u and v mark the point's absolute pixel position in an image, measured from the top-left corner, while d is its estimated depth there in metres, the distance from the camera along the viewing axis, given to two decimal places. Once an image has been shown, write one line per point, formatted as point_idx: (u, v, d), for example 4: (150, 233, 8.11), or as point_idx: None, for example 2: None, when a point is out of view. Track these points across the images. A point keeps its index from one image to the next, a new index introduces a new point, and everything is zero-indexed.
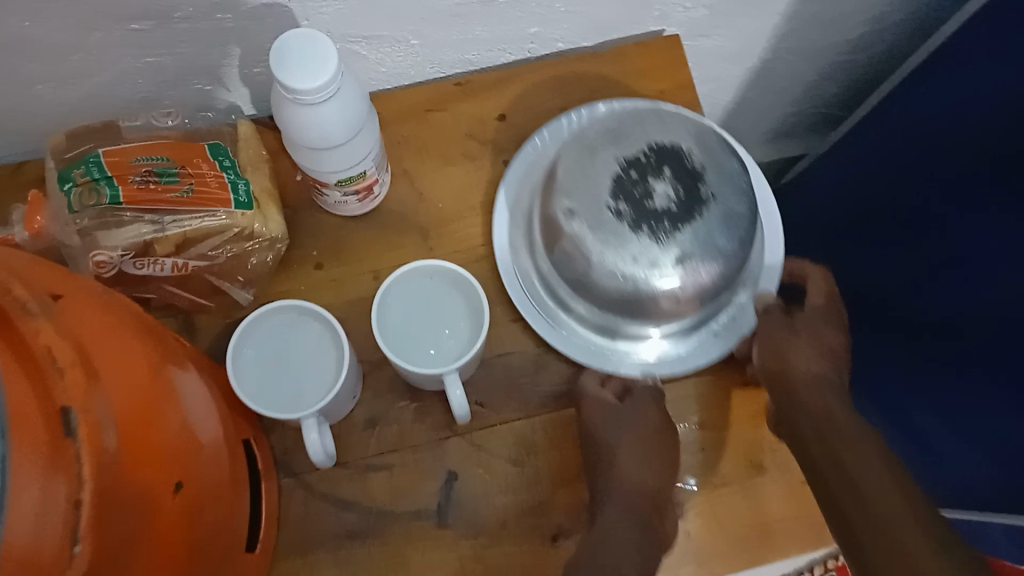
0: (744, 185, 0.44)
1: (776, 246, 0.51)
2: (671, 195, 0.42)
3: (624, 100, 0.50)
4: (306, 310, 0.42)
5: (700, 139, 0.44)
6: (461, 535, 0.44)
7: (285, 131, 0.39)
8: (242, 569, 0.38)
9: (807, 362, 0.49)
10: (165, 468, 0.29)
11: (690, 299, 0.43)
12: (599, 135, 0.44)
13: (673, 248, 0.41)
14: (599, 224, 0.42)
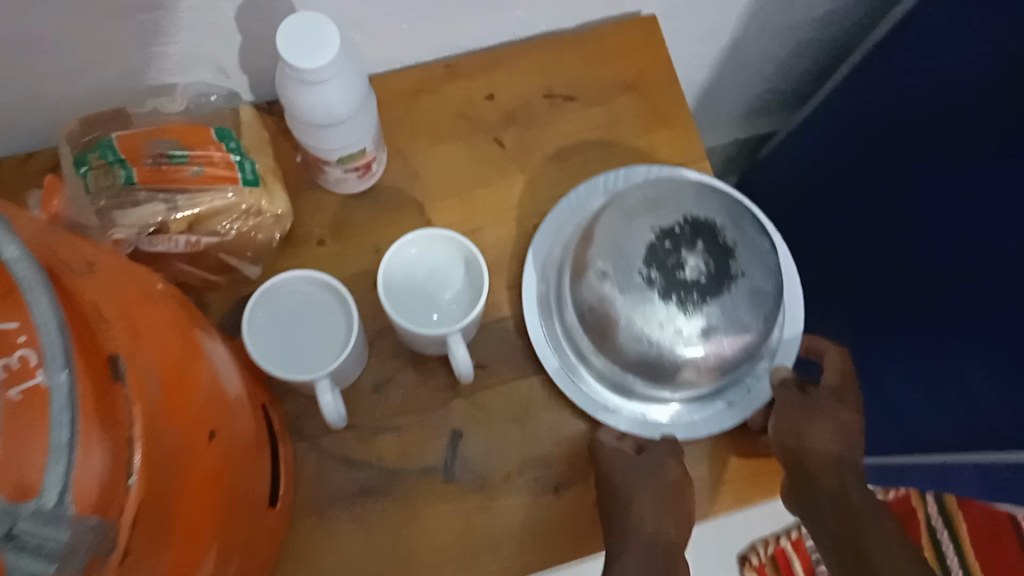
0: (773, 265, 0.45)
1: (797, 321, 0.52)
2: (701, 268, 0.43)
3: (657, 170, 0.51)
4: (316, 279, 0.44)
5: (733, 215, 0.45)
6: (468, 488, 0.47)
7: (289, 109, 0.42)
8: (262, 525, 0.41)
9: (826, 439, 0.48)
10: (192, 421, 0.32)
11: (711, 369, 0.44)
12: (637, 202, 0.45)
13: (698, 320, 0.43)
14: (631, 289, 0.43)
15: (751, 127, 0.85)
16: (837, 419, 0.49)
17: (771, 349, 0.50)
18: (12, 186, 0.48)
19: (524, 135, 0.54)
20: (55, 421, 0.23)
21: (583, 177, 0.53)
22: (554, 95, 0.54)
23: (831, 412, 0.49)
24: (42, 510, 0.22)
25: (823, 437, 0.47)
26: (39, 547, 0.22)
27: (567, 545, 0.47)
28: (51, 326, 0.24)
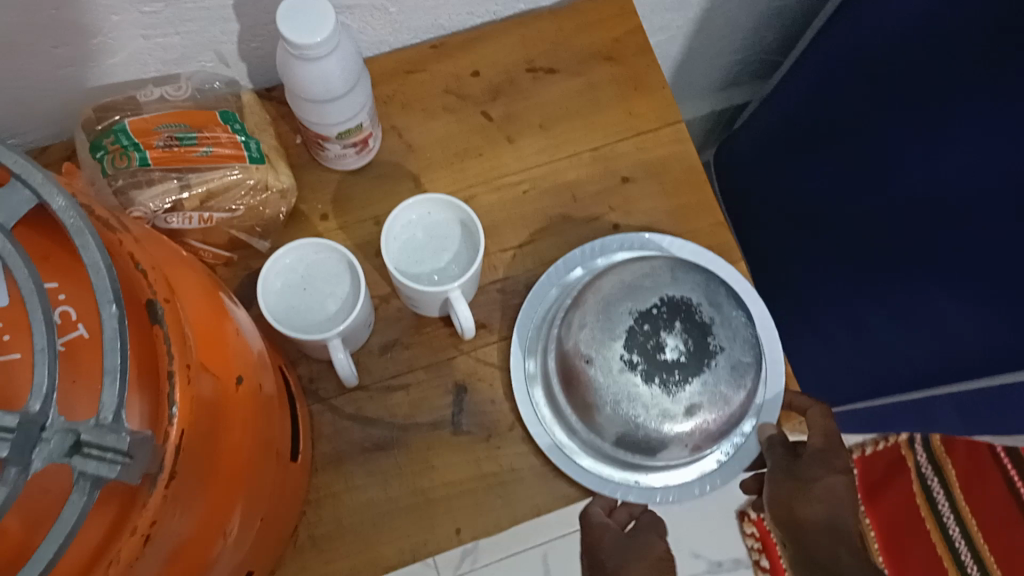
0: (750, 336, 0.47)
1: (777, 376, 0.52)
2: (680, 348, 0.45)
3: (629, 241, 0.53)
4: (325, 245, 0.47)
5: (709, 289, 0.47)
6: (476, 438, 0.50)
7: (290, 86, 0.45)
8: (285, 477, 0.44)
9: (824, 516, 0.46)
10: (221, 370, 0.35)
11: (702, 442, 0.46)
12: (616, 286, 0.47)
13: (682, 399, 0.44)
14: (612, 373, 0.45)
15: (728, 99, 0.89)
16: (835, 497, 0.47)
17: (755, 406, 0.51)
18: None
19: (510, 107, 0.57)
20: (108, 348, 0.26)
21: (568, 144, 0.56)
22: (536, 68, 0.57)
23: (822, 480, 0.47)
24: (101, 424, 0.26)
25: (815, 507, 0.46)
26: (102, 452, 0.26)
27: (571, 486, 0.50)
28: (99, 267, 0.27)
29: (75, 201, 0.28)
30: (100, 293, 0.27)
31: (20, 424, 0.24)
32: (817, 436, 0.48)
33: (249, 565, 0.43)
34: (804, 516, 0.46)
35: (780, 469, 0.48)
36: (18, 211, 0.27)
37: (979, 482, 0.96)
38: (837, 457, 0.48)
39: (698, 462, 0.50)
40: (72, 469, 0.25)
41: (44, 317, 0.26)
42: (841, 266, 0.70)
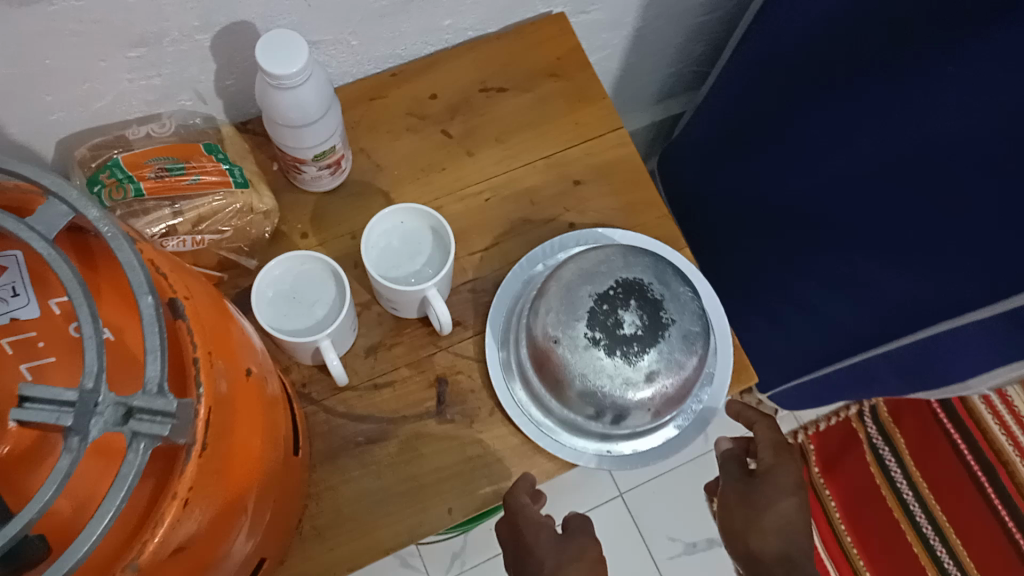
0: (698, 307, 0.52)
1: (726, 343, 0.58)
2: (637, 322, 0.50)
3: (586, 236, 0.59)
4: (309, 257, 0.52)
5: (658, 270, 0.52)
6: (460, 425, 0.55)
7: (269, 114, 0.50)
8: (289, 469, 0.48)
9: (767, 540, 0.50)
10: (234, 362, 0.40)
11: (662, 406, 0.51)
12: (575, 273, 0.52)
13: (642, 367, 0.49)
14: (578, 350, 0.50)
15: (666, 110, 0.96)
16: (775, 509, 0.51)
17: (707, 374, 0.56)
18: None
19: (467, 124, 0.62)
20: (148, 330, 0.31)
21: (523, 154, 0.62)
22: (488, 88, 0.63)
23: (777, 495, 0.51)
24: (148, 392, 0.30)
25: (770, 541, 0.49)
26: (154, 411, 0.30)
27: (551, 462, 0.55)
28: (135, 264, 0.32)
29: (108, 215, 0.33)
30: (137, 286, 0.32)
31: (79, 399, 0.29)
32: (766, 453, 0.53)
33: (260, 553, 0.46)
34: (761, 551, 0.50)
35: (732, 483, 0.54)
36: (57, 224, 0.32)
37: (927, 446, 1.01)
38: (786, 477, 0.52)
39: (661, 429, 0.55)
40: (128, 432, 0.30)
41: (90, 311, 0.31)
42: (779, 250, 0.76)
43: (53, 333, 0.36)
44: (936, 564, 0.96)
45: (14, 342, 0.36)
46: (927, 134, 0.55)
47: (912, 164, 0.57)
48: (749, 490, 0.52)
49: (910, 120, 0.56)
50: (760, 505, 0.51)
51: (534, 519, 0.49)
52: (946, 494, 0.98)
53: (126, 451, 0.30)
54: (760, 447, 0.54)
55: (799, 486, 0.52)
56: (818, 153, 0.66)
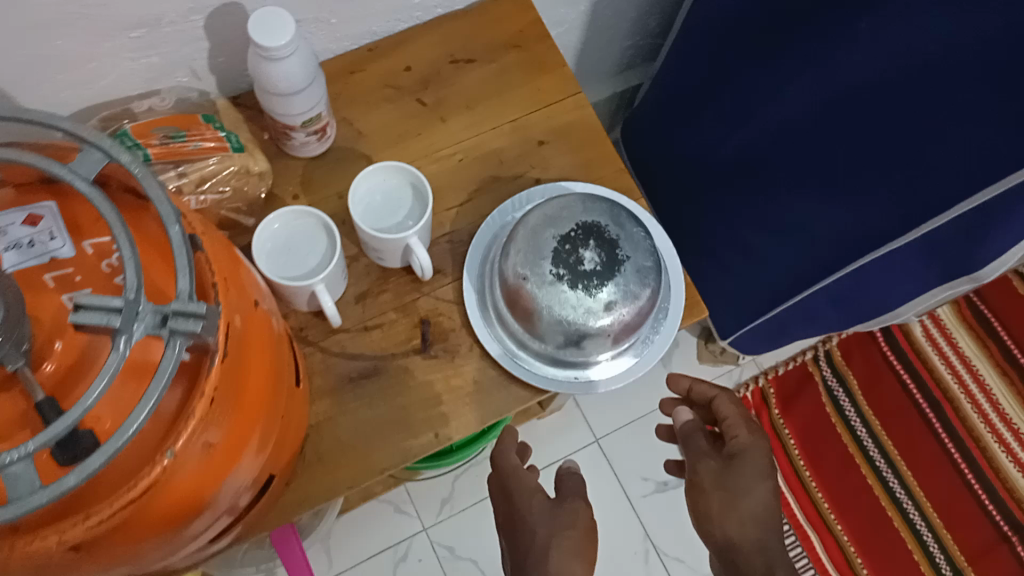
0: (650, 246, 0.59)
1: (679, 278, 0.64)
2: (596, 259, 0.57)
3: (549, 188, 0.65)
4: (302, 211, 0.58)
5: (613, 214, 0.59)
6: (443, 360, 0.61)
7: (261, 84, 0.56)
8: (294, 398, 0.54)
9: (742, 525, 0.50)
10: (246, 294, 0.46)
11: (620, 332, 0.58)
12: (540, 219, 0.59)
13: (602, 297, 0.56)
14: (545, 285, 0.56)
15: (625, 80, 1.02)
16: (754, 491, 0.52)
17: (663, 306, 0.63)
18: None
19: (438, 93, 0.68)
20: (179, 252, 0.39)
21: (490, 119, 0.68)
22: (457, 59, 0.69)
23: (748, 475, 0.52)
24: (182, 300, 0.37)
25: (747, 529, 0.50)
26: (189, 314, 0.36)
27: (529, 390, 0.61)
28: (163, 199, 0.40)
29: (137, 157, 0.41)
30: (165, 216, 0.39)
31: (125, 306, 0.35)
32: (741, 432, 0.55)
33: (270, 470, 0.52)
34: (739, 538, 0.50)
35: (707, 460, 0.54)
36: (95, 167, 0.40)
37: (877, 383, 1.09)
38: (760, 457, 0.53)
39: (625, 357, 0.62)
40: (168, 332, 0.36)
41: (127, 236, 0.38)
42: (729, 202, 0.83)
43: (88, 269, 0.42)
44: (889, 495, 1.03)
45: (55, 277, 0.41)
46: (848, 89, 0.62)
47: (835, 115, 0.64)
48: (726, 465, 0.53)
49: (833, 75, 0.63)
50: (738, 488, 0.52)
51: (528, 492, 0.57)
52: (894, 425, 1.06)
53: (165, 347, 0.36)
54: (735, 425, 0.56)
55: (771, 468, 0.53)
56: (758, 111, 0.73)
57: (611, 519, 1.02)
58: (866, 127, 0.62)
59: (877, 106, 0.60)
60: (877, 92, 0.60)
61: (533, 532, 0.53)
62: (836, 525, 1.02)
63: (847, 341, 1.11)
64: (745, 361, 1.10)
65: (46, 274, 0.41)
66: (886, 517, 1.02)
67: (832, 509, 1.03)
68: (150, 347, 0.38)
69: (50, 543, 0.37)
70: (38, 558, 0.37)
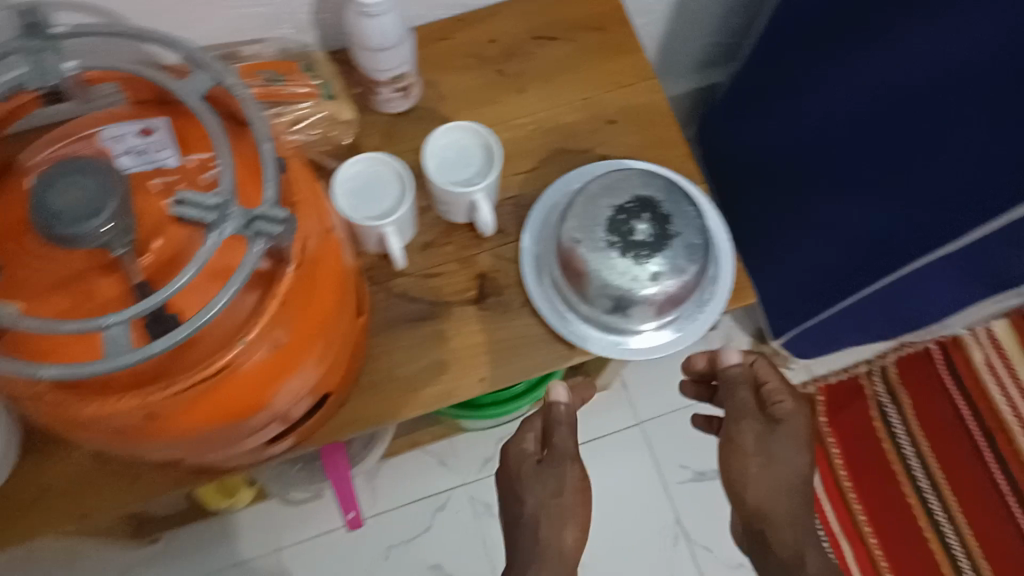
0: (701, 224, 0.62)
1: (728, 257, 0.66)
2: (648, 231, 0.60)
3: (612, 163, 0.69)
4: (381, 158, 0.63)
5: (669, 190, 0.62)
6: (495, 313, 0.65)
7: (355, 39, 0.61)
8: (356, 327, 0.58)
9: (775, 493, 0.55)
10: (322, 217, 0.50)
11: (664, 303, 0.61)
12: (599, 187, 0.62)
13: (649, 267, 0.59)
14: (597, 250, 0.60)
15: (705, 78, 1.04)
16: (791, 461, 0.55)
17: (711, 282, 0.65)
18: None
19: (518, 65, 0.72)
20: (266, 165, 0.44)
21: (565, 94, 0.71)
22: (540, 36, 0.73)
23: (788, 447, 0.56)
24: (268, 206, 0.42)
25: (779, 498, 0.55)
26: (272, 218, 0.41)
27: (571, 350, 0.64)
28: (258, 117, 0.45)
29: (240, 81, 0.47)
30: (259, 134, 0.45)
31: (218, 206, 0.41)
32: (787, 399, 0.57)
33: (326, 387, 0.56)
34: (771, 505, 0.55)
35: (750, 423, 0.57)
36: (203, 85, 0.46)
37: (929, 403, 1.07)
38: (800, 427, 0.57)
39: (668, 330, 0.64)
40: (254, 231, 0.41)
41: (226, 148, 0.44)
42: (795, 201, 0.85)
43: (190, 177, 0.47)
44: (930, 517, 1.02)
45: (162, 183, 0.46)
46: (919, 94, 0.63)
47: (907, 119, 0.65)
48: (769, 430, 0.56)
49: (911, 78, 0.64)
50: (778, 456, 0.55)
51: (518, 459, 0.59)
52: (943, 446, 1.05)
53: (248, 246, 0.41)
54: (778, 391, 0.58)
55: (807, 439, 0.57)
56: (828, 109, 0.75)
57: (645, 501, 1.04)
58: (930, 135, 0.63)
59: (944, 112, 0.61)
60: (948, 101, 0.60)
61: (522, 499, 0.57)
62: (871, 539, 1.02)
63: (907, 360, 1.10)
64: (796, 367, 1.10)
65: (154, 178, 0.46)
66: (924, 539, 1.01)
67: (871, 525, 1.03)
68: (229, 254, 0.43)
69: (132, 403, 0.42)
70: (120, 415, 0.43)
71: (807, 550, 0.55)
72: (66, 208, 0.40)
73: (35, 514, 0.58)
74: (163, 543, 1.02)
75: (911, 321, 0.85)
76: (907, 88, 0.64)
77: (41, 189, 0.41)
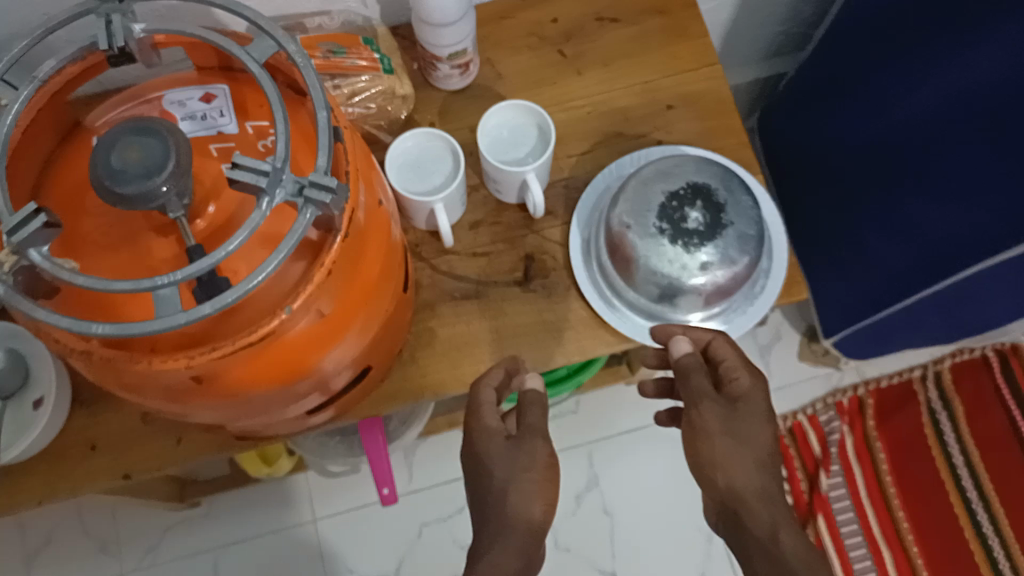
0: (756, 216, 0.60)
1: (781, 250, 0.65)
2: (700, 220, 0.59)
3: (667, 149, 0.68)
4: (435, 134, 0.63)
5: (726, 179, 0.60)
6: (539, 295, 0.65)
7: (417, 13, 0.61)
8: (400, 301, 0.58)
9: (747, 472, 0.47)
10: (373, 190, 0.51)
11: (712, 294, 0.60)
12: (653, 173, 0.61)
13: (699, 257, 0.58)
14: (647, 236, 0.59)
15: (771, 67, 1.02)
16: (757, 440, 0.49)
17: (761, 275, 0.64)
18: (39, 139, 0.48)
19: (579, 46, 0.71)
20: (321, 133, 0.44)
21: (623, 77, 0.70)
22: (603, 17, 0.72)
23: (754, 423, 0.49)
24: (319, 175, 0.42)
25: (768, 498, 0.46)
26: (322, 188, 0.42)
27: (615, 335, 0.64)
28: (317, 85, 0.45)
29: (301, 49, 0.46)
30: (316, 103, 0.45)
31: (271, 171, 0.41)
32: (743, 376, 0.52)
33: (366, 360, 0.56)
34: (745, 488, 0.46)
35: (710, 402, 0.50)
36: (267, 52, 0.47)
37: (982, 414, 1.04)
38: (759, 406, 0.51)
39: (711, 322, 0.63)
40: (304, 201, 0.42)
41: (282, 113, 0.44)
42: (858, 197, 0.82)
43: (247, 144, 0.48)
44: (976, 530, 0.99)
45: (218, 148, 0.47)
46: (1008, 89, 0.60)
47: (992, 118, 0.62)
48: (728, 409, 0.50)
49: (1000, 73, 0.60)
50: (743, 434, 0.49)
51: (486, 433, 0.51)
52: (994, 456, 1.01)
53: (298, 213, 0.42)
54: (736, 369, 0.53)
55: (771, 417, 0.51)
56: (899, 105, 0.72)
57: (680, 493, 1.04)
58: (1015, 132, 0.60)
59: None
60: None
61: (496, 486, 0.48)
62: (912, 547, 1.00)
63: (960, 367, 1.07)
64: (846, 367, 1.09)
65: (211, 144, 0.47)
66: (967, 549, 0.98)
67: (911, 529, 1.01)
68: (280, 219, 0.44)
69: (179, 365, 0.42)
70: (165, 374, 0.43)
71: (782, 527, 0.45)
72: (125, 169, 0.41)
73: (81, 471, 0.60)
74: (204, 506, 1.05)
75: (969, 324, 0.82)
76: (994, 82, 0.61)
77: (102, 148, 0.41)
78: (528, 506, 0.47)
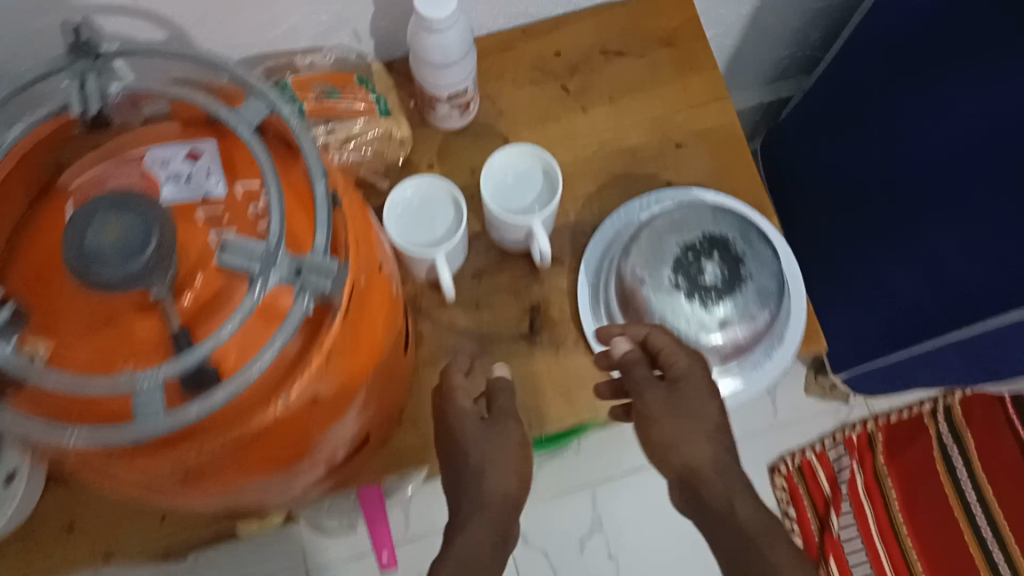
0: (776, 267, 0.57)
1: (801, 300, 0.62)
2: (718, 274, 0.55)
3: (678, 192, 0.65)
4: (435, 179, 0.60)
5: (743, 229, 0.57)
6: (546, 349, 0.61)
7: (416, 53, 0.57)
8: (400, 364, 0.54)
9: (699, 445, 0.48)
10: (374, 255, 0.47)
11: (730, 351, 0.57)
12: (666, 223, 0.58)
13: (717, 313, 0.55)
14: (662, 290, 0.56)
15: (777, 91, 0.99)
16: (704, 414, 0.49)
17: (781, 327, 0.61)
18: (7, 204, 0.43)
19: (584, 81, 0.68)
20: (320, 206, 0.41)
21: (631, 113, 0.67)
22: (608, 50, 0.69)
23: (702, 402, 0.49)
24: (317, 261, 0.39)
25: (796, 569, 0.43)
26: (320, 277, 0.39)
27: None
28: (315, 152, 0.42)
29: (296, 113, 0.44)
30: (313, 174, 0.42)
31: (263, 255, 0.38)
32: (681, 357, 0.51)
33: (365, 431, 0.53)
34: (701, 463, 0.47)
35: (653, 390, 0.50)
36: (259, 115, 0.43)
37: (993, 446, 1.00)
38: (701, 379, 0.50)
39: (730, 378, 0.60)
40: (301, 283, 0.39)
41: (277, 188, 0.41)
42: (871, 232, 0.79)
43: (237, 211, 0.42)
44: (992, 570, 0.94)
45: (206, 215, 0.42)
46: None
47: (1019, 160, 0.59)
48: (669, 392, 0.49)
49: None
50: (689, 410, 0.49)
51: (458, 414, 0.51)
52: (1007, 489, 0.96)
53: (295, 298, 0.39)
54: (672, 352, 0.51)
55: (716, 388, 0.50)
56: (916, 142, 0.69)
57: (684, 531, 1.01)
58: None
59: None
60: None
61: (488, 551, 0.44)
62: None
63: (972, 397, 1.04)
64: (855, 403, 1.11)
65: (198, 209, 0.42)
66: None
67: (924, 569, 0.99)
68: (282, 294, 0.40)
69: (162, 467, 0.40)
70: (152, 476, 0.40)
71: (738, 496, 0.46)
72: (102, 251, 0.37)
73: (58, 553, 0.56)
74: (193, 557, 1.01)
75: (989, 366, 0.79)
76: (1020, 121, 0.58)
77: (77, 226, 0.37)
78: (494, 504, 0.47)
